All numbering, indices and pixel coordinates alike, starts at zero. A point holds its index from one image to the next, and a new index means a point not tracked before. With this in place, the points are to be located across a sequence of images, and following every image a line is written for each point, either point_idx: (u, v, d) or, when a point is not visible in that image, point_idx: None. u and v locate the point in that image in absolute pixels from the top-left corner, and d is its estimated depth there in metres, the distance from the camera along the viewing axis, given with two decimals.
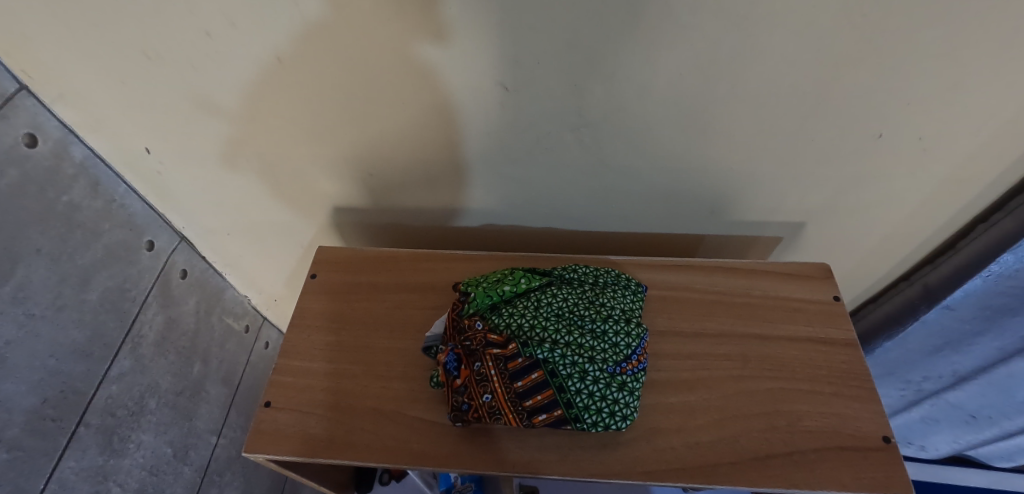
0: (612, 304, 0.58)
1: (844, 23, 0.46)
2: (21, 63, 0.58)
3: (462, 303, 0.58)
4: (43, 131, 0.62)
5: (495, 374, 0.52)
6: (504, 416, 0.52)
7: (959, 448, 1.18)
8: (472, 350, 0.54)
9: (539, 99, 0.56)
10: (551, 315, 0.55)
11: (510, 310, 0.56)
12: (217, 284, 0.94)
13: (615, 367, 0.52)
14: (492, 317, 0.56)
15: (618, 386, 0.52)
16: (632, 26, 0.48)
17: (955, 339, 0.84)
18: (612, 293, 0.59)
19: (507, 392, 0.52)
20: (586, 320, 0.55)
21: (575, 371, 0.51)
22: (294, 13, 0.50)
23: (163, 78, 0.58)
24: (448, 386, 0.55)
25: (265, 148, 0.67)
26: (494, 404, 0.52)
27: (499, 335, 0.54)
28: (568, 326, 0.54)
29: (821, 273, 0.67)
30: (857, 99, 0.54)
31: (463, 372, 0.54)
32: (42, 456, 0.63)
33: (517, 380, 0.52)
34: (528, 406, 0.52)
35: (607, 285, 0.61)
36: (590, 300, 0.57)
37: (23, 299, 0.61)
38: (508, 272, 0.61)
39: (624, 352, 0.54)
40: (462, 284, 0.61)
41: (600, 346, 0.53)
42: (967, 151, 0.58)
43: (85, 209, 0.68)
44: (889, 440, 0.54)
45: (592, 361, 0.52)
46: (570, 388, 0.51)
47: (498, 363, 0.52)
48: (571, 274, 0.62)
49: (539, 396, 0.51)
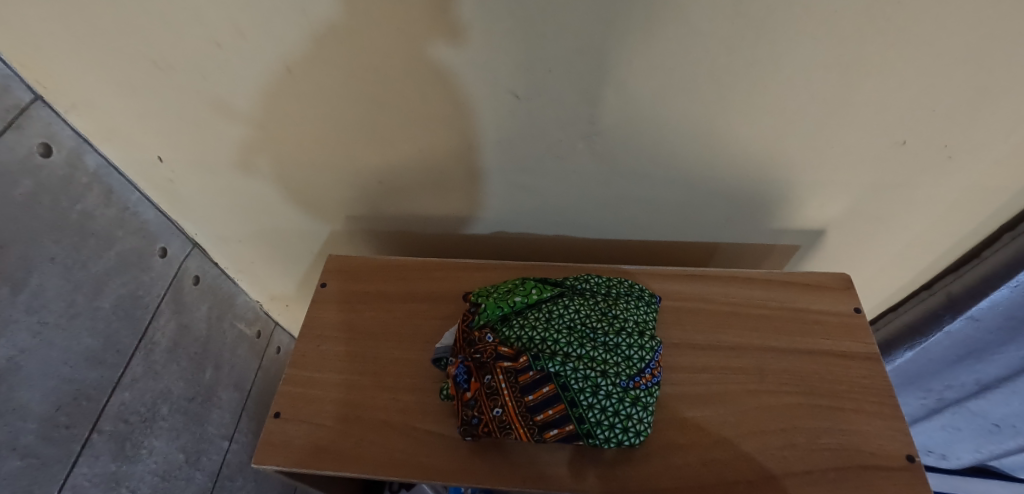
0: (625, 315, 0.56)
1: (867, 27, 0.45)
2: (34, 74, 0.58)
3: (472, 314, 0.58)
4: (57, 141, 0.63)
5: (506, 387, 0.51)
6: (514, 431, 0.51)
7: (982, 457, 1.15)
8: (482, 362, 0.53)
9: (550, 107, 0.55)
10: (563, 327, 0.54)
11: (520, 322, 0.55)
12: (228, 290, 0.95)
13: (628, 381, 0.51)
14: (502, 329, 0.55)
15: (632, 401, 0.51)
16: (646, 33, 0.47)
17: (978, 348, 0.81)
18: (624, 304, 0.58)
19: (517, 406, 0.51)
20: (598, 332, 0.54)
21: (586, 386, 0.50)
22: (303, 22, 0.49)
23: (173, 88, 0.58)
24: (458, 400, 0.54)
25: (276, 155, 0.67)
26: (504, 419, 0.51)
27: (510, 347, 0.53)
28: (579, 338, 0.53)
29: (841, 283, 0.65)
30: (877, 106, 0.52)
31: (473, 385, 0.53)
32: (55, 463, 0.63)
33: (527, 394, 0.51)
34: (539, 421, 0.51)
35: (619, 296, 0.60)
36: (602, 312, 0.56)
37: (37, 307, 0.61)
38: (519, 282, 0.60)
39: (637, 365, 0.52)
40: (471, 294, 0.60)
41: (612, 359, 0.52)
42: (995, 158, 0.56)
43: (98, 218, 0.69)
44: (912, 459, 0.52)
45: (604, 375, 0.51)
46: (582, 403, 0.50)
47: (508, 376, 0.51)
48: (582, 284, 0.61)
49: (550, 410, 0.50)
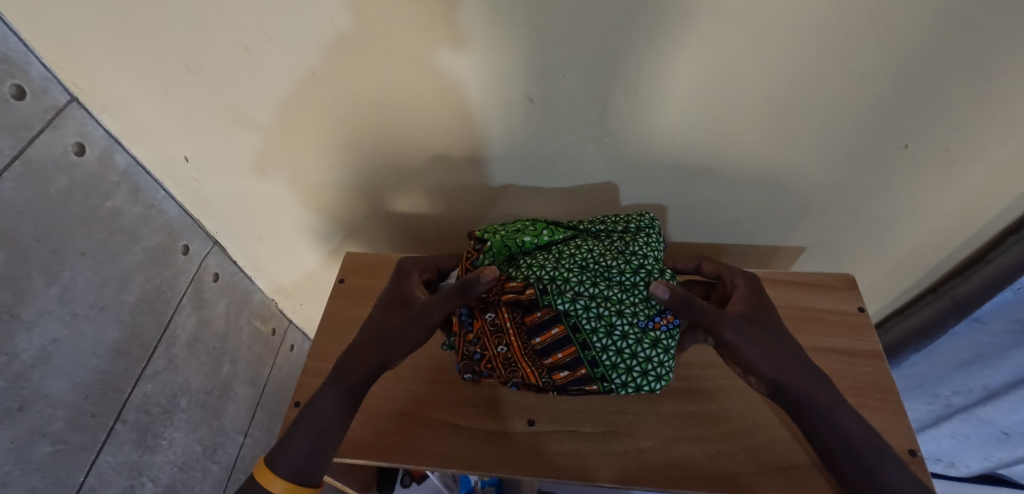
0: (643, 253, 0.53)
1: (869, 35, 0.47)
2: (71, 77, 0.61)
3: (477, 253, 0.57)
4: (90, 140, 0.66)
5: (511, 326, 0.51)
6: (521, 370, 0.52)
7: (992, 465, 1.14)
8: (486, 301, 0.53)
9: (563, 109, 0.57)
10: (574, 266, 0.51)
11: (529, 261, 0.52)
12: (246, 287, 0.97)
13: (646, 322, 0.50)
14: (509, 268, 0.53)
15: (651, 343, 0.50)
16: (656, 38, 0.49)
17: (985, 353, 0.81)
18: (643, 240, 0.55)
19: (524, 347, 0.51)
20: (613, 271, 0.51)
21: (601, 326, 0.49)
22: (328, 28, 0.52)
23: (202, 92, 0.61)
24: (461, 336, 0.55)
25: (295, 157, 0.70)
26: (509, 357, 0.52)
27: (517, 282, 0.51)
28: (593, 277, 0.50)
29: (847, 284, 0.66)
30: (882, 109, 0.54)
31: (477, 324, 0.54)
32: (83, 449, 0.65)
33: (534, 336, 0.51)
34: (548, 364, 0.51)
35: (638, 232, 0.57)
36: (617, 251, 0.53)
37: (68, 299, 0.64)
38: (529, 223, 0.58)
39: (657, 307, 0.51)
40: (478, 232, 0.59)
41: (629, 299, 0.50)
42: (996, 161, 0.57)
43: (126, 214, 0.72)
44: (916, 453, 0.52)
45: (620, 315, 0.50)
46: (596, 345, 0.50)
47: (514, 315, 0.51)
48: (597, 226, 0.58)
49: (559, 354, 0.51)
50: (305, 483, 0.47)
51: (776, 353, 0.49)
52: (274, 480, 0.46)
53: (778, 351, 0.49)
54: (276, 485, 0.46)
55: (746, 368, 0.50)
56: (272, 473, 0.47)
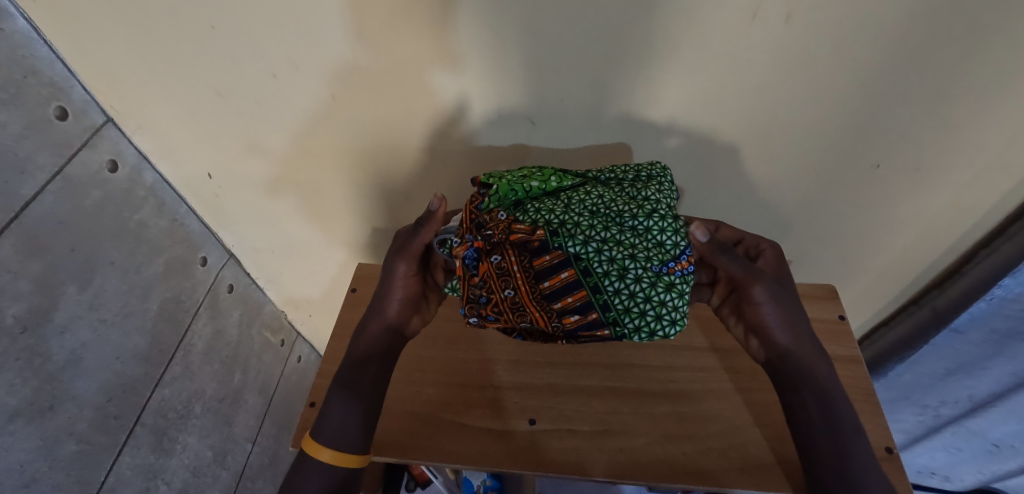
0: (656, 198, 0.51)
1: (838, 66, 0.52)
2: (108, 100, 0.66)
3: (481, 197, 0.53)
4: (122, 158, 0.71)
5: (519, 270, 0.48)
6: (529, 314, 0.50)
7: (985, 479, 1.16)
8: (493, 242, 0.49)
9: (562, 129, 0.62)
10: (584, 211, 0.49)
11: (537, 206, 0.50)
12: (258, 299, 1.01)
13: (660, 266, 0.47)
14: (516, 211, 0.50)
15: (665, 288, 0.48)
16: (645, 68, 0.54)
17: (967, 362, 0.84)
18: (656, 186, 0.52)
19: (531, 291, 0.49)
20: (625, 216, 0.48)
21: (613, 270, 0.47)
22: (348, 58, 0.57)
23: (229, 114, 0.66)
24: (465, 280, 0.51)
25: (311, 174, 0.75)
26: (516, 300, 0.49)
27: (525, 225, 0.48)
28: (604, 221, 0.48)
29: (829, 293, 0.70)
30: (855, 131, 0.59)
31: (482, 267, 0.50)
32: (105, 450, 0.68)
33: (543, 280, 0.48)
34: (557, 308, 0.49)
35: (651, 179, 0.54)
36: (630, 197, 0.51)
37: (97, 305, 0.68)
38: (536, 171, 0.56)
39: (671, 252, 0.48)
40: (481, 178, 0.55)
41: (643, 244, 0.48)
42: (961, 181, 0.62)
43: (152, 227, 0.76)
44: (891, 451, 0.56)
45: (633, 259, 0.47)
46: (606, 289, 0.47)
47: (522, 258, 0.48)
48: (607, 175, 0.56)
49: (569, 298, 0.48)
50: (347, 449, 0.50)
51: (795, 319, 0.53)
52: (321, 450, 0.50)
53: (796, 320, 0.53)
54: (324, 454, 0.50)
55: (759, 323, 0.54)
56: (319, 444, 0.50)
